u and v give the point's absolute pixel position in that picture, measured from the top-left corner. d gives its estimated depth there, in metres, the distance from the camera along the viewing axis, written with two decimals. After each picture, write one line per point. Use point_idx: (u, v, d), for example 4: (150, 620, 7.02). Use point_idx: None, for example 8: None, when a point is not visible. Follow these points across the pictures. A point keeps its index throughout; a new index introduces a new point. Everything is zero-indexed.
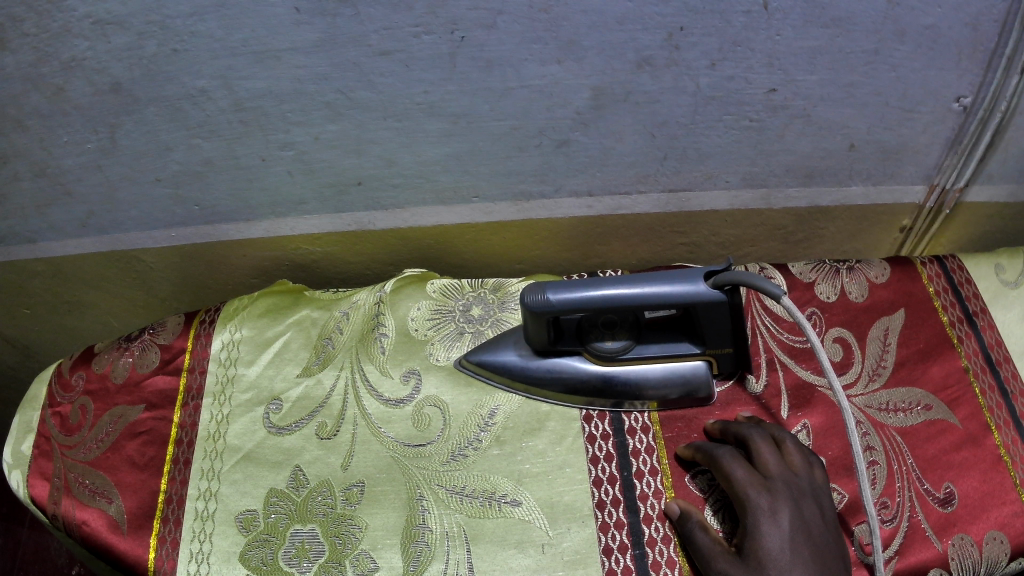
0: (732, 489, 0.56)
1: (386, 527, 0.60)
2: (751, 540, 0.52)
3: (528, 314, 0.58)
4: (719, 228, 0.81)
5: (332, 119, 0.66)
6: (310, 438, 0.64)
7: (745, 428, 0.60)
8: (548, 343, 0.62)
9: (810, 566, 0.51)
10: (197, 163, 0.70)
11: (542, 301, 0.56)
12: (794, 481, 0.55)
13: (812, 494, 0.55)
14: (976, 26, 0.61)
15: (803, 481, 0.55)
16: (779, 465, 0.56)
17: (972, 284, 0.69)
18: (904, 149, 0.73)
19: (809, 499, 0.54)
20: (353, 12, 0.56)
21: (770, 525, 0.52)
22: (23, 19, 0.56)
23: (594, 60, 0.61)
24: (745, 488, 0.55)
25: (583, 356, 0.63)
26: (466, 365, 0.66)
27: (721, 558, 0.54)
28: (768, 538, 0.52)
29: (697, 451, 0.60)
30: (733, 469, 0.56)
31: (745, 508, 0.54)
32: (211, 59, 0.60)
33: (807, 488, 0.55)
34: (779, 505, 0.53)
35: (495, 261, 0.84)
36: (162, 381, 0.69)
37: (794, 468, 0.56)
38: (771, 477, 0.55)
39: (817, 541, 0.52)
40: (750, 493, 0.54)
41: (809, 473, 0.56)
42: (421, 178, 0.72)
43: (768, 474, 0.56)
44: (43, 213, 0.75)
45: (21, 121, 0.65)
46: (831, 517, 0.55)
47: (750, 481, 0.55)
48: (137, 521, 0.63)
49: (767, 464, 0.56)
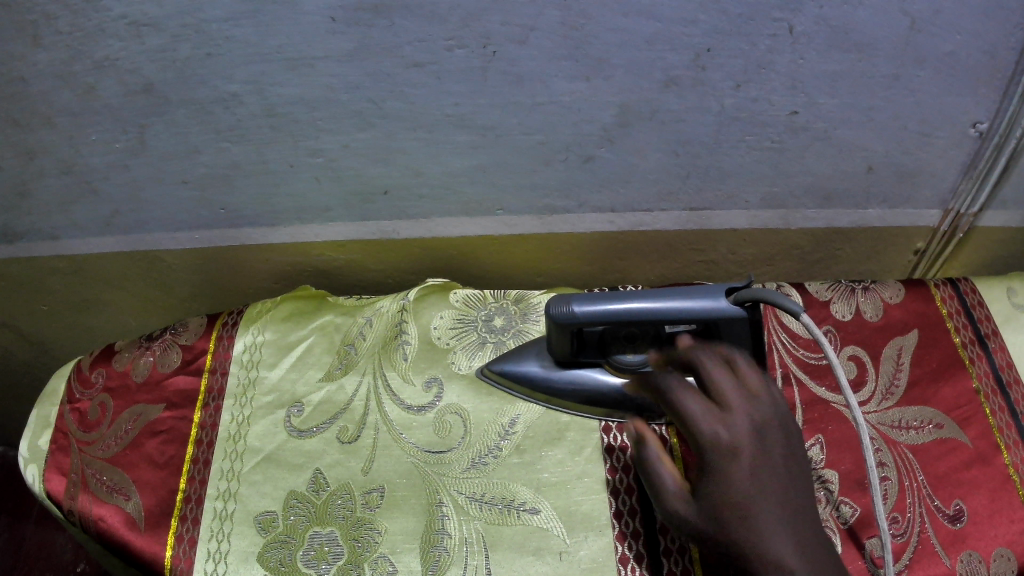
0: (688, 431, 0.45)
1: (405, 532, 0.61)
2: (713, 484, 0.43)
3: (551, 324, 0.59)
4: (736, 247, 0.82)
5: (361, 128, 0.67)
6: (331, 442, 0.65)
7: (694, 350, 0.49)
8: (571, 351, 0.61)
9: (782, 507, 0.42)
10: (224, 166, 0.71)
11: (571, 312, 0.57)
12: (756, 415, 0.45)
13: (778, 421, 0.45)
14: (994, 53, 0.62)
15: (764, 407, 0.45)
16: (742, 402, 0.45)
17: (984, 307, 0.70)
18: (921, 173, 0.74)
19: (775, 430, 0.44)
20: (388, 23, 0.58)
21: (739, 472, 0.43)
22: (57, 17, 0.57)
23: (621, 78, 0.62)
24: (712, 435, 0.44)
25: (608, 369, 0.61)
26: (493, 372, 0.65)
27: (676, 500, 0.45)
28: (736, 483, 0.42)
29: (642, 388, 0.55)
30: (687, 406, 0.45)
31: (704, 451, 0.44)
32: (244, 64, 0.61)
33: (769, 421, 0.45)
34: (743, 444, 0.43)
35: (515, 273, 0.85)
36: (183, 380, 0.71)
37: (756, 395, 0.45)
38: (735, 415, 0.44)
39: (782, 460, 0.44)
40: (708, 433, 0.44)
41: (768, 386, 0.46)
42: (447, 189, 0.73)
43: (733, 413, 0.44)
44: (67, 210, 0.76)
45: (50, 118, 0.66)
46: (797, 433, 0.46)
47: (709, 419, 0.44)
48: (153, 519, 0.64)
49: (730, 401, 0.45)
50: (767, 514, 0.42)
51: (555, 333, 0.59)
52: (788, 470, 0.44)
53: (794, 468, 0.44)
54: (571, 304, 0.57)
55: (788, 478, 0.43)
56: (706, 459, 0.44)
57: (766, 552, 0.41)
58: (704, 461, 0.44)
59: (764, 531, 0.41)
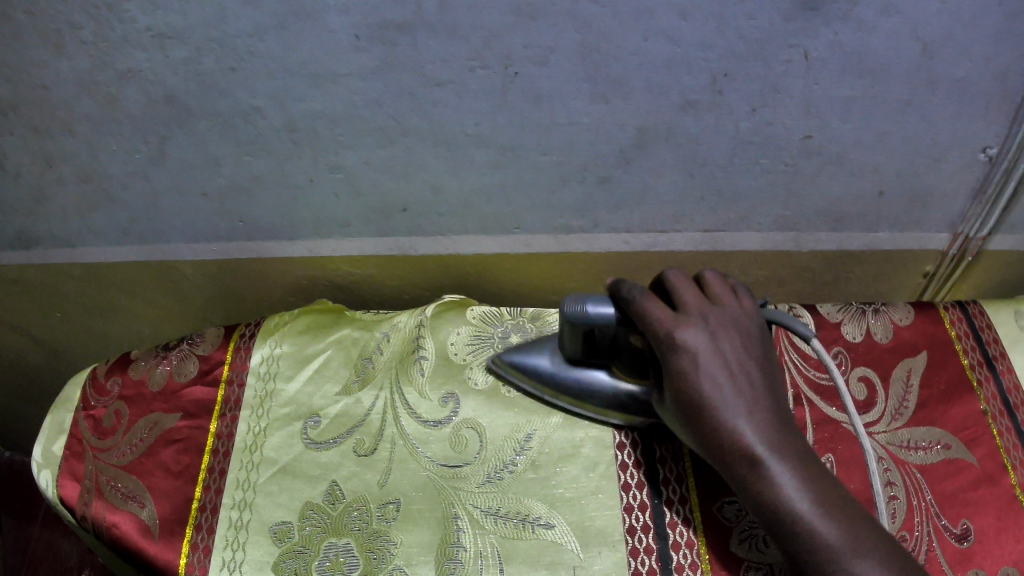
0: (651, 333, 0.51)
1: (421, 545, 0.62)
2: (681, 380, 0.49)
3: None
4: (752, 267, 0.83)
5: (383, 144, 0.68)
6: (347, 454, 0.66)
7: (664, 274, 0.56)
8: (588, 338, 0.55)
9: (735, 382, 0.48)
10: (245, 179, 0.72)
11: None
12: (710, 314, 0.51)
13: (734, 323, 0.51)
14: (1005, 78, 0.63)
15: (722, 312, 0.52)
16: (697, 310, 0.51)
17: (992, 330, 0.71)
18: (931, 197, 0.75)
19: (729, 329, 0.50)
20: (411, 41, 0.59)
21: (687, 364, 0.49)
22: (81, 27, 0.59)
23: (640, 99, 0.63)
24: (664, 328, 0.51)
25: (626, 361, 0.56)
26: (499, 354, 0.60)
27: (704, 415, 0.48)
28: (697, 377, 0.48)
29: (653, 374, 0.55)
30: (649, 311, 0.52)
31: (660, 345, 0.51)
32: (268, 79, 0.62)
33: (728, 320, 0.51)
34: (696, 341, 0.49)
35: (532, 289, 0.85)
36: (200, 391, 0.71)
37: (713, 305, 0.52)
38: (691, 317, 0.51)
39: (741, 357, 0.50)
40: (661, 328, 0.51)
41: (730, 308, 0.52)
42: (466, 207, 0.74)
43: (690, 316, 0.51)
44: (85, 217, 0.77)
45: (70, 125, 0.67)
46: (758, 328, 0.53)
47: (664, 320, 0.51)
48: (168, 527, 0.65)
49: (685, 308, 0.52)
50: (738, 412, 0.47)
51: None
52: (743, 366, 0.49)
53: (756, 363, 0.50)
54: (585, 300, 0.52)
55: (749, 375, 0.49)
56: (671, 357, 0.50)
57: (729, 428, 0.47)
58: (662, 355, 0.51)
59: (738, 428, 0.47)
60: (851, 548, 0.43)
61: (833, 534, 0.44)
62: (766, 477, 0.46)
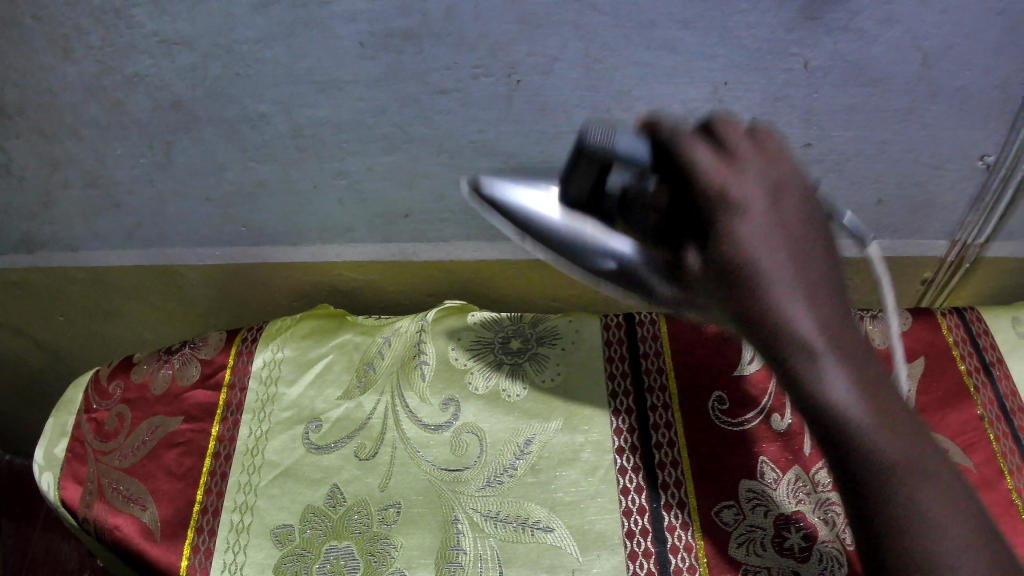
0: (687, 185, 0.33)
1: (422, 547, 0.62)
2: (720, 248, 0.32)
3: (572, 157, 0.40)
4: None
5: (388, 151, 0.69)
6: (349, 457, 0.67)
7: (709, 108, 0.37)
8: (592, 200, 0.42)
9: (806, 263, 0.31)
10: (249, 184, 0.73)
11: (605, 140, 0.38)
12: (777, 169, 0.33)
13: (806, 185, 0.33)
14: (1004, 88, 0.63)
15: (790, 166, 0.33)
16: (759, 154, 0.33)
17: (989, 336, 0.72)
18: (931, 206, 0.76)
19: (801, 189, 0.33)
20: (417, 50, 0.60)
21: (744, 231, 0.31)
22: (89, 31, 0.60)
23: (643, 109, 0.64)
24: (713, 186, 0.32)
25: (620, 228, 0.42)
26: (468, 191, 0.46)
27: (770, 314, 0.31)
28: (746, 243, 0.31)
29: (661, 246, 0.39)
30: (693, 154, 0.33)
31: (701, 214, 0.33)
32: (275, 86, 0.64)
33: (798, 174, 0.33)
34: (755, 197, 0.32)
35: (535, 298, 0.85)
36: (202, 395, 0.72)
37: (775, 155, 0.33)
38: (752, 155, 0.33)
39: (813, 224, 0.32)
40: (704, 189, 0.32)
41: (794, 156, 0.34)
42: (469, 214, 0.75)
43: (750, 155, 0.33)
44: (90, 222, 0.78)
45: (76, 130, 0.68)
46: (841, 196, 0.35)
47: (714, 163, 0.32)
48: (169, 529, 0.66)
49: (744, 143, 0.33)
50: (801, 295, 0.31)
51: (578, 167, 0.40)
52: (813, 239, 0.32)
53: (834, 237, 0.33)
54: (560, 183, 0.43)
55: (824, 250, 0.32)
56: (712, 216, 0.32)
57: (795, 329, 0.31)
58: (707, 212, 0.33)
59: (795, 314, 0.31)
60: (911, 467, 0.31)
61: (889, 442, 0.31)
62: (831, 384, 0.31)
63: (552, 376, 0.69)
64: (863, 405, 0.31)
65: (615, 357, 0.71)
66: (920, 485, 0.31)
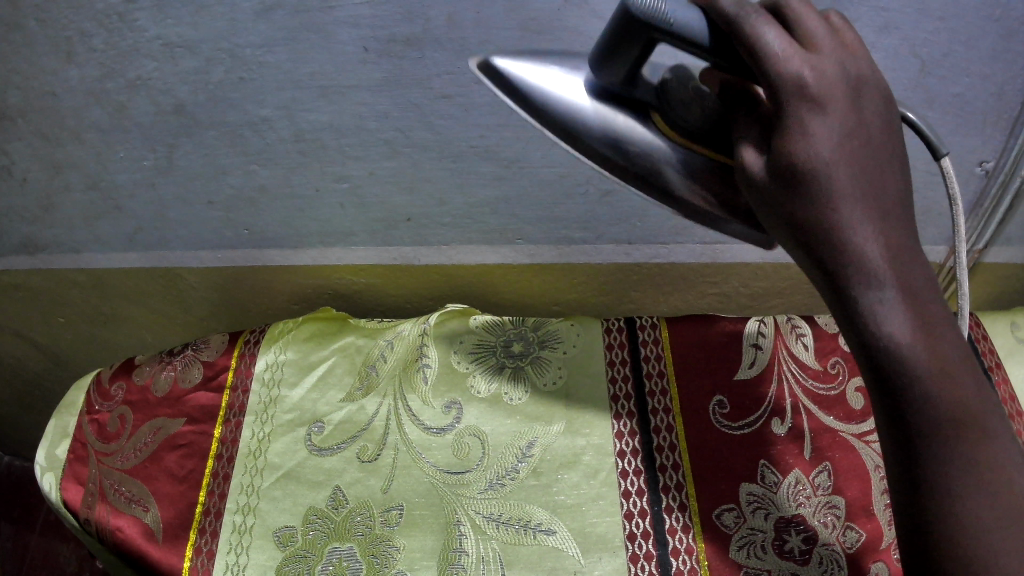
0: (759, 70, 0.37)
1: (423, 550, 0.63)
2: (789, 146, 0.37)
3: (609, 35, 0.38)
4: (759, 297, 0.83)
5: (389, 156, 0.70)
6: (351, 460, 0.67)
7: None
8: (622, 87, 0.41)
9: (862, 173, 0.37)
10: (251, 189, 0.73)
11: (657, 8, 0.36)
12: (849, 64, 0.37)
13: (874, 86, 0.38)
14: (1000, 96, 0.65)
15: (861, 63, 0.38)
16: (835, 48, 0.37)
17: (988, 340, 0.72)
18: (928, 211, 0.77)
19: (869, 95, 0.38)
20: (418, 55, 0.61)
21: (822, 131, 0.36)
22: (92, 34, 0.61)
23: None
24: (795, 75, 0.36)
25: (650, 122, 0.42)
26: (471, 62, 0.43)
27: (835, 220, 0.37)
28: (817, 147, 0.36)
29: (698, 140, 0.41)
30: (763, 38, 0.36)
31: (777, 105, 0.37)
32: (277, 91, 0.64)
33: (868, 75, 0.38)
34: (834, 93, 0.36)
35: (535, 303, 0.85)
36: (204, 397, 0.72)
37: (851, 50, 0.38)
38: (822, 57, 0.37)
39: (867, 129, 0.38)
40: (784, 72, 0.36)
41: (865, 55, 0.38)
42: (470, 219, 0.76)
43: (822, 56, 0.37)
44: (90, 225, 0.78)
45: (79, 133, 0.69)
46: (891, 107, 0.39)
47: (792, 56, 0.36)
48: (171, 531, 0.66)
49: (816, 43, 0.37)
50: (854, 202, 0.37)
51: (618, 45, 0.38)
52: (875, 156, 0.38)
53: (881, 151, 0.38)
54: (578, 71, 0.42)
55: (872, 166, 0.38)
56: (786, 116, 0.37)
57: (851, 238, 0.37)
58: (778, 109, 0.37)
59: (851, 219, 0.37)
60: (939, 369, 0.37)
61: (923, 347, 0.37)
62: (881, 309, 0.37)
63: (554, 379, 0.70)
64: (911, 332, 0.37)
65: (616, 361, 0.71)
66: (946, 385, 0.38)
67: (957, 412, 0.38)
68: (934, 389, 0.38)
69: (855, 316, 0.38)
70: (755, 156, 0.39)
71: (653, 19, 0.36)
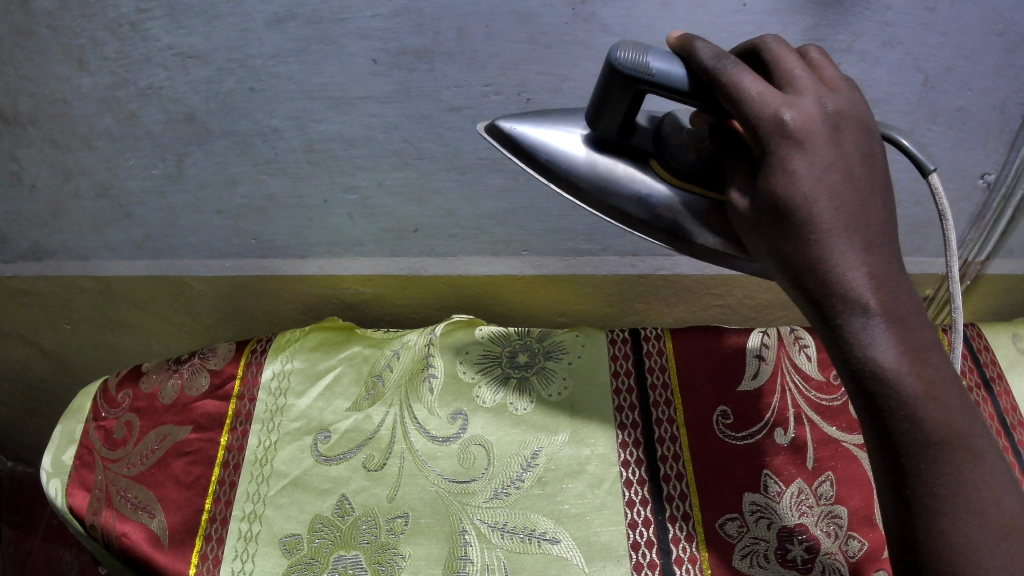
0: (740, 112, 0.41)
1: (429, 558, 0.63)
2: (777, 184, 0.41)
3: (603, 84, 0.44)
4: (763, 309, 0.84)
5: (398, 167, 0.70)
6: (357, 468, 0.67)
7: (753, 40, 0.45)
8: (616, 137, 0.47)
9: (846, 203, 0.41)
10: (260, 199, 0.74)
11: (638, 61, 0.43)
12: (830, 102, 0.42)
13: (857, 119, 0.43)
14: (1003, 110, 0.66)
15: (841, 100, 0.43)
16: (814, 89, 0.42)
17: (990, 351, 0.72)
18: (931, 224, 0.77)
19: (853, 128, 0.42)
20: (429, 68, 0.63)
21: (804, 167, 0.40)
22: (105, 43, 0.62)
23: None
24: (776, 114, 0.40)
25: (650, 167, 0.47)
26: (483, 128, 0.50)
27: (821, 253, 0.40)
28: (803, 184, 0.40)
29: (693, 180, 0.46)
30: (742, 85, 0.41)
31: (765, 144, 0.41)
32: (288, 100, 0.65)
33: (849, 111, 0.42)
34: (814, 131, 0.40)
35: (540, 313, 0.85)
36: (211, 405, 0.72)
37: (831, 92, 0.43)
38: (800, 99, 0.41)
39: (851, 162, 0.41)
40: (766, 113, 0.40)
41: (847, 93, 0.43)
42: (478, 230, 0.76)
43: (801, 98, 0.41)
44: (99, 231, 0.79)
45: (89, 141, 0.70)
46: (875, 137, 0.43)
47: (771, 99, 0.41)
48: (179, 538, 0.67)
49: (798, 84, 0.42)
50: (839, 233, 0.40)
51: (609, 97, 0.44)
52: (860, 186, 0.41)
53: (864, 181, 0.42)
54: (579, 124, 0.48)
55: (856, 197, 0.41)
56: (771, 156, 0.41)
57: (836, 269, 0.40)
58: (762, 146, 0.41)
59: (837, 251, 0.40)
60: (924, 389, 0.40)
61: (907, 370, 0.40)
62: (869, 338, 0.40)
63: (559, 391, 0.70)
64: (898, 358, 0.40)
65: (621, 371, 0.71)
66: (931, 405, 0.40)
67: (943, 431, 0.40)
68: (922, 411, 0.40)
69: (846, 346, 0.40)
70: (742, 194, 0.43)
71: (635, 69, 0.43)
